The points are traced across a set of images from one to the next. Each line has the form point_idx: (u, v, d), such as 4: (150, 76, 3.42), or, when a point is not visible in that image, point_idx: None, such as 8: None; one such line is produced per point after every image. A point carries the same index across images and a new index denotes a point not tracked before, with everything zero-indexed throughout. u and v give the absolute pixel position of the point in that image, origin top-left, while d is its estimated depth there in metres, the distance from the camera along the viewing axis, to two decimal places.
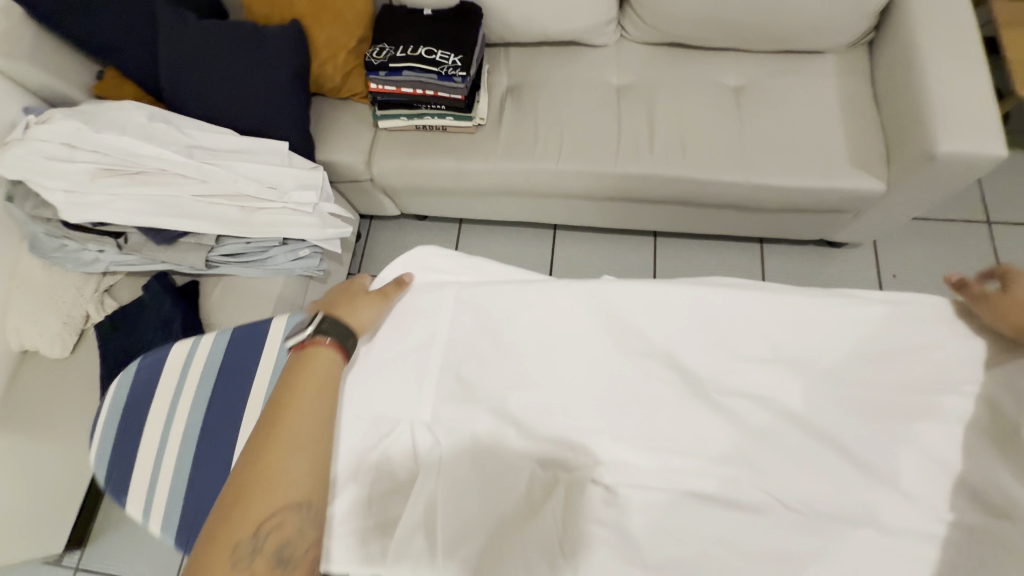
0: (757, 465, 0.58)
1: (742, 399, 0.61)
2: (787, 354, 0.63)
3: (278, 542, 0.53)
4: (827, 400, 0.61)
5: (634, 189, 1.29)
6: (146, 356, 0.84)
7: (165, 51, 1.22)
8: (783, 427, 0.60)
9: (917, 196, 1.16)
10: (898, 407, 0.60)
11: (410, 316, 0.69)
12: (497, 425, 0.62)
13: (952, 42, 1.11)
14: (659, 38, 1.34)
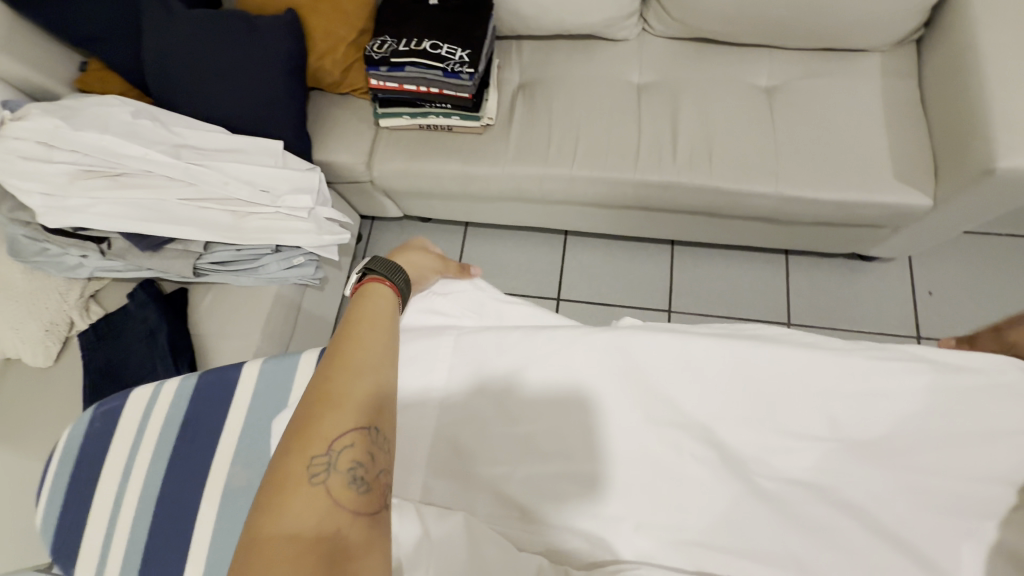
0: (809, 568, 0.52)
1: (794, 488, 0.56)
2: (843, 431, 0.56)
3: (353, 458, 0.48)
4: (893, 493, 0.54)
5: (655, 199, 1.19)
6: (98, 407, 0.86)
7: (150, 42, 1.14)
8: (840, 524, 0.54)
9: (968, 213, 1.06)
10: (969, 502, 0.54)
11: (404, 364, 0.66)
12: (501, 512, 0.58)
13: (1017, 42, 1.00)
14: (685, 33, 1.23)
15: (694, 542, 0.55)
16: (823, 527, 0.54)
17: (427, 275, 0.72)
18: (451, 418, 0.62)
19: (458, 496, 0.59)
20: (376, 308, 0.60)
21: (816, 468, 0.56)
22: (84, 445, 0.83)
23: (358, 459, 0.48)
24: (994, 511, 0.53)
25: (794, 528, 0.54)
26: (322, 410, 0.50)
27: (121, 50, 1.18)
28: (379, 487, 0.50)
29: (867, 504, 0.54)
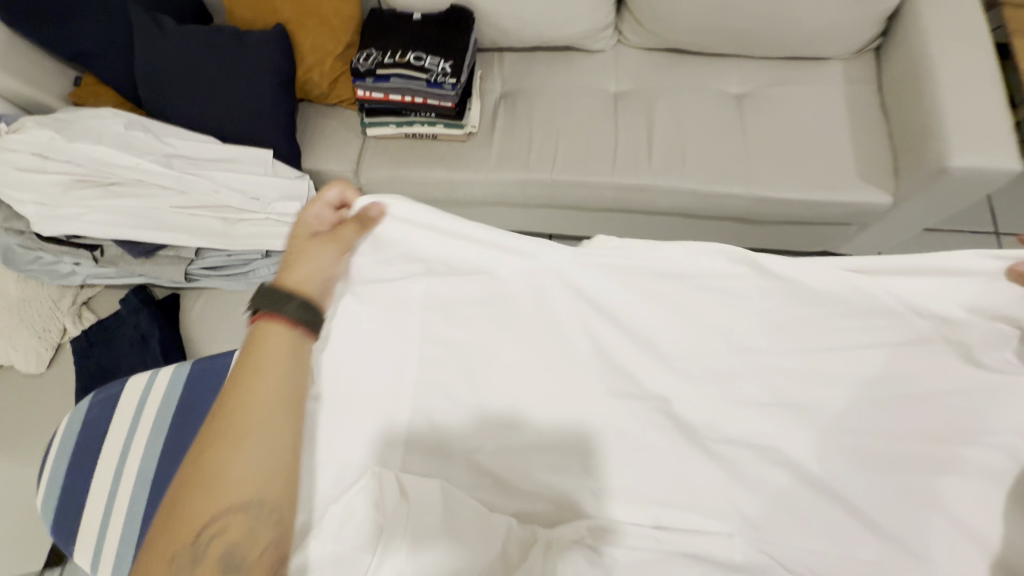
0: (749, 519, 0.65)
1: (743, 448, 0.65)
2: (787, 399, 0.63)
3: (225, 545, 0.46)
4: (825, 450, 0.64)
5: (632, 201, 1.24)
6: (96, 394, 0.88)
7: (143, 57, 1.18)
8: (775, 478, 0.65)
9: (927, 211, 1.11)
10: (901, 458, 0.61)
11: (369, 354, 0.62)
12: (477, 475, 0.66)
13: (965, 49, 1.06)
14: (657, 43, 1.30)
15: (653, 502, 0.66)
16: (760, 480, 0.65)
17: (335, 263, 0.58)
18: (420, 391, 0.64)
19: (437, 460, 0.65)
20: (270, 353, 0.53)
21: (765, 429, 0.64)
22: (78, 431, 0.85)
23: (231, 547, 0.46)
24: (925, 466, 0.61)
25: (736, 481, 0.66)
26: (194, 493, 0.47)
27: (114, 65, 1.22)
28: (265, 561, 0.49)
29: (804, 459, 0.64)
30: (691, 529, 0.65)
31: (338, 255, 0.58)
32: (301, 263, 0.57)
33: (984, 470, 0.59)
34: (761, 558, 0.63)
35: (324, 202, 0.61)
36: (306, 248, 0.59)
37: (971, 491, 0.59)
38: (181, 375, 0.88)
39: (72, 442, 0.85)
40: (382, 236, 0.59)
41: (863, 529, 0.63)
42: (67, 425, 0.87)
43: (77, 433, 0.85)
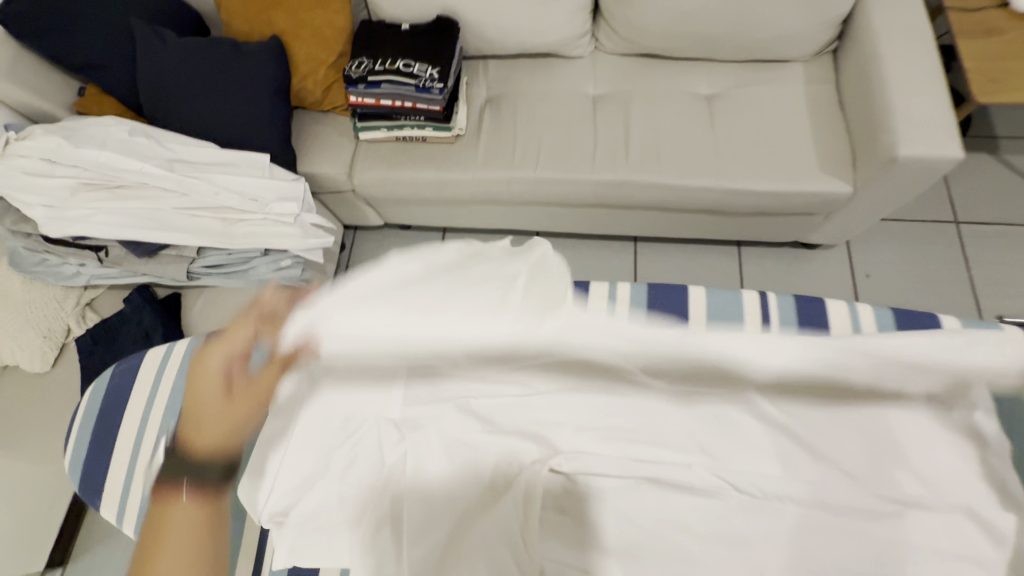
0: (714, 454, 0.61)
1: (728, 386, 0.64)
2: (738, 357, 0.65)
3: None
4: (817, 376, 0.63)
5: (611, 196, 1.32)
6: (118, 364, 0.82)
7: (145, 68, 1.25)
8: (761, 410, 0.63)
9: (884, 198, 1.20)
10: (863, 395, 0.63)
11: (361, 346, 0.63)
12: (463, 422, 0.64)
13: (912, 48, 1.15)
14: (632, 49, 1.38)
15: (623, 438, 0.63)
16: (745, 414, 0.63)
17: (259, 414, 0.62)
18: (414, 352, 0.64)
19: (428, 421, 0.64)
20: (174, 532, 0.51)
21: (760, 355, 0.64)
22: (95, 409, 0.80)
23: None
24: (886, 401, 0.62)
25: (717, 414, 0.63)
26: None
27: (117, 76, 1.28)
28: None
29: (795, 388, 0.63)
30: (670, 464, 0.61)
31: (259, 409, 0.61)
32: (211, 417, 0.58)
33: (930, 397, 0.62)
34: (719, 483, 0.59)
35: (236, 338, 0.61)
36: (226, 409, 0.59)
37: (930, 420, 0.61)
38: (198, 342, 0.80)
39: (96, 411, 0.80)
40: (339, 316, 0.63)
41: (851, 465, 0.59)
42: (89, 400, 0.82)
43: (96, 410, 0.80)
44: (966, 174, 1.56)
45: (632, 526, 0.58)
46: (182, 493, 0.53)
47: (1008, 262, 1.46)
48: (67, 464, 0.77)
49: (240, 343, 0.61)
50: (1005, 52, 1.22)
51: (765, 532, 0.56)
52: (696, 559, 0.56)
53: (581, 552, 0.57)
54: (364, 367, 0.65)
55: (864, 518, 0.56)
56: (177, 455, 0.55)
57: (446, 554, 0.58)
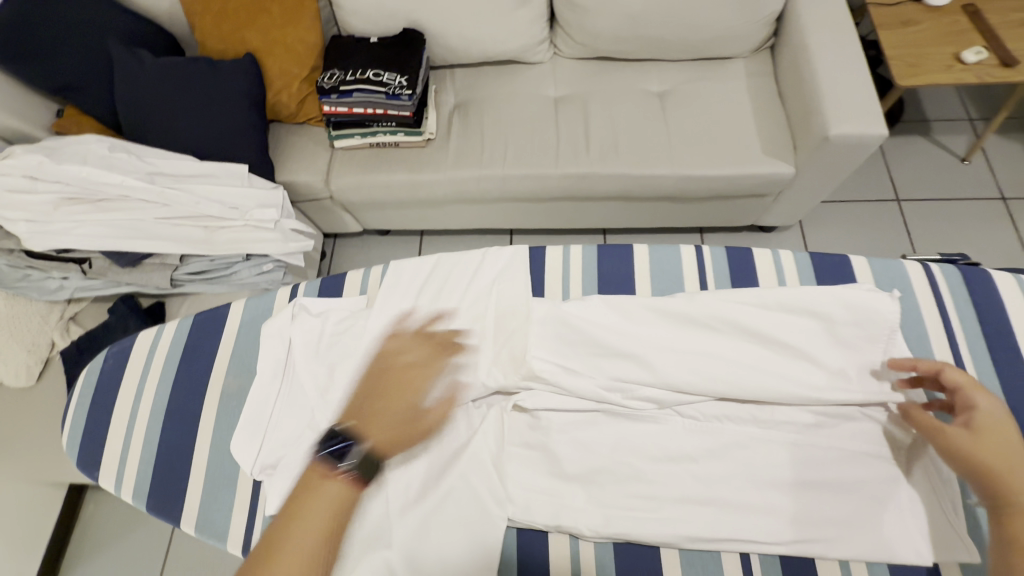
0: (667, 390, 0.66)
1: (694, 328, 0.69)
2: (671, 311, 0.70)
3: None
4: (775, 317, 0.68)
5: (576, 188, 1.40)
6: (111, 348, 0.85)
7: (124, 87, 1.30)
8: (725, 345, 0.67)
9: (824, 175, 1.31)
10: (795, 337, 0.67)
11: (342, 340, 0.74)
12: None
13: (837, 39, 1.26)
14: (588, 54, 1.48)
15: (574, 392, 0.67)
16: (713, 357, 0.67)
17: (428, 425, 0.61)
18: (393, 334, 0.74)
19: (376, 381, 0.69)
20: (321, 494, 0.53)
21: (701, 312, 0.69)
22: (88, 394, 0.83)
23: None
24: (817, 338, 0.67)
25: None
26: None
27: (98, 96, 1.33)
28: None
29: (758, 329, 0.67)
30: (628, 399, 0.67)
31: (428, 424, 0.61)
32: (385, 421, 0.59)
33: (858, 327, 0.66)
34: (659, 409, 0.67)
35: (413, 361, 0.64)
36: (402, 415, 0.60)
37: (859, 350, 0.66)
38: (185, 328, 0.84)
39: (89, 393, 0.83)
40: (331, 316, 0.77)
41: (783, 401, 0.65)
42: (83, 384, 0.84)
43: (89, 390, 0.83)
44: (904, 156, 1.69)
45: (590, 454, 0.66)
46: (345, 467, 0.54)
47: (946, 233, 1.58)
48: (64, 443, 0.80)
49: (413, 364, 0.63)
50: (920, 42, 1.35)
51: (698, 446, 0.65)
52: (650, 477, 0.64)
53: (540, 482, 0.66)
54: (333, 355, 0.73)
55: (785, 441, 0.65)
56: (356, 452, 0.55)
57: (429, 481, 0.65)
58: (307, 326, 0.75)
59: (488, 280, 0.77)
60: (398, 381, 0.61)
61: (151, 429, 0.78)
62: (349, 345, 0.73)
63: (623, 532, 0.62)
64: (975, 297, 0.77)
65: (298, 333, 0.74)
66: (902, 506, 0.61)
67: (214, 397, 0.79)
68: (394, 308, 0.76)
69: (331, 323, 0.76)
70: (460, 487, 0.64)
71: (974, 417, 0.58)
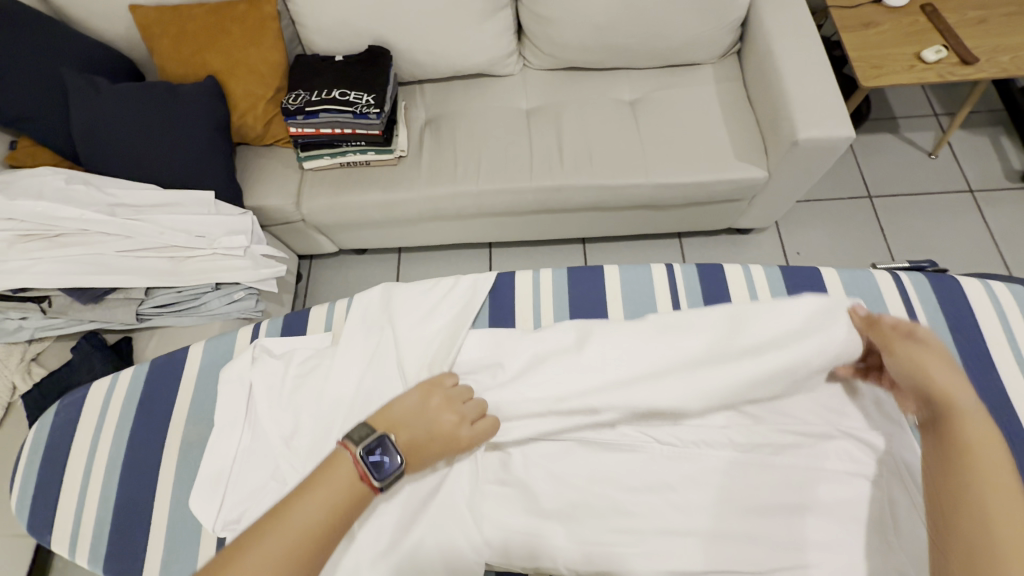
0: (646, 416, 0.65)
1: (663, 348, 0.69)
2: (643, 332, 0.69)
3: None
4: (746, 335, 0.68)
5: (552, 200, 1.39)
6: (66, 397, 0.82)
7: (78, 117, 1.25)
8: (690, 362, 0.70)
9: (797, 177, 1.31)
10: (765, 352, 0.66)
11: (305, 379, 0.72)
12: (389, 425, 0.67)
13: (801, 44, 1.27)
14: (557, 64, 1.48)
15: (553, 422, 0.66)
16: (689, 377, 0.66)
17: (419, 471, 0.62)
18: (358, 374, 0.72)
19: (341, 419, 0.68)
20: (335, 475, 0.53)
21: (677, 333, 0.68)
22: (43, 446, 0.79)
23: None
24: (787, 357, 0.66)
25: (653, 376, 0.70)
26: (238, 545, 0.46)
27: (52, 127, 1.28)
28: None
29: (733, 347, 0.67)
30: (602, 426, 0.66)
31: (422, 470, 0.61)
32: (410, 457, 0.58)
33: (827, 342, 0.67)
34: (637, 437, 0.67)
35: (462, 417, 0.63)
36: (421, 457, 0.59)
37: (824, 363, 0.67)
38: (143, 372, 0.81)
39: (46, 445, 0.79)
40: (294, 354, 0.76)
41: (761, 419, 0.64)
42: (35, 436, 0.81)
43: (43, 444, 0.79)
44: (873, 153, 1.71)
45: (568, 487, 0.64)
46: (377, 481, 0.54)
47: (917, 227, 1.60)
48: (16, 500, 0.76)
49: (461, 408, 0.64)
50: (882, 43, 1.37)
51: (681, 474, 0.65)
52: (630, 509, 0.63)
53: (517, 522, 0.63)
54: (295, 394, 0.71)
55: (761, 462, 0.64)
56: (391, 472, 0.55)
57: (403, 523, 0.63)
58: (268, 367, 0.74)
59: (445, 311, 0.77)
60: (440, 429, 0.61)
61: (111, 481, 0.74)
62: (312, 383, 0.72)
63: (606, 568, 0.60)
64: (944, 304, 0.78)
65: (257, 375, 0.73)
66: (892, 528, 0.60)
67: (178, 444, 0.75)
68: (357, 341, 0.75)
69: (294, 366, 0.74)
70: (439, 531, 0.62)
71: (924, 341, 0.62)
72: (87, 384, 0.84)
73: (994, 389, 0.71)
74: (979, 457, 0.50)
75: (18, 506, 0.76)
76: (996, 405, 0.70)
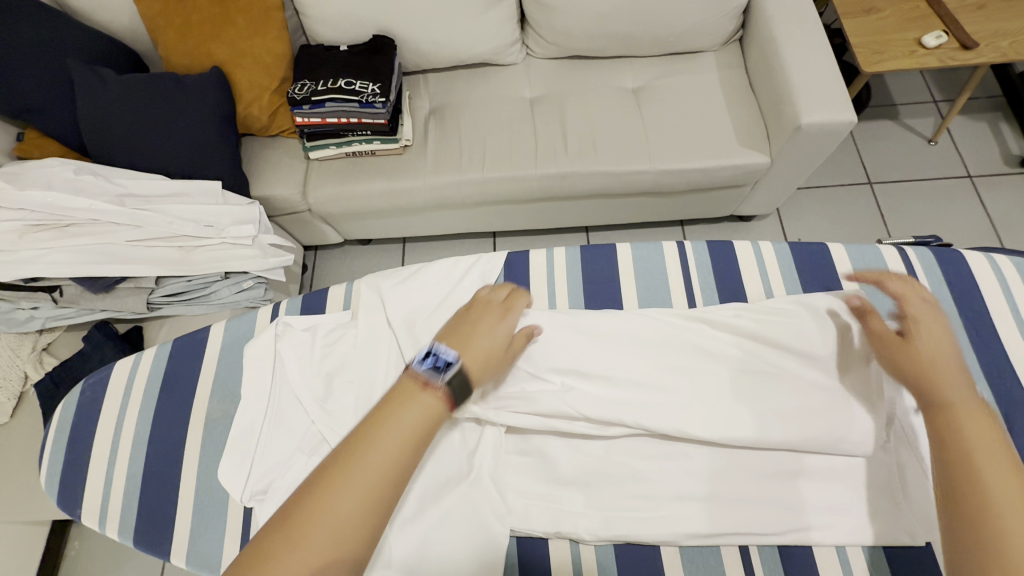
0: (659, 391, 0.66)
1: None
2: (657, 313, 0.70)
3: None
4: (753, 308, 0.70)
5: (558, 187, 1.40)
6: (89, 377, 0.83)
7: (85, 107, 1.26)
8: (698, 338, 0.73)
9: (801, 161, 1.33)
10: None
11: (330, 353, 0.74)
12: None
13: (802, 30, 1.28)
14: (561, 53, 1.49)
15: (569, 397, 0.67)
16: None
17: (496, 360, 0.62)
18: (379, 350, 0.74)
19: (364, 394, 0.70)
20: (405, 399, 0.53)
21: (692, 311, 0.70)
22: (65, 428, 0.80)
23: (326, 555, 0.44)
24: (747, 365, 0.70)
25: (666, 352, 0.72)
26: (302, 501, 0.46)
27: (58, 118, 1.28)
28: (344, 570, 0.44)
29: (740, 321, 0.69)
30: (619, 403, 0.67)
31: (500, 356, 0.62)
32: (473, 348, 0.59)
33: (798, 339, 0.71)
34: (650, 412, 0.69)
35: (489, 302, 0.66)
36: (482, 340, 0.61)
37: (805, 353, 0.70)
38: (163, 354, 0.83)
39: (68, 427, 0.80)
40: (320, 327, 0.78)
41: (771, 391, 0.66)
42: (58, 418, 0.82)
43: (65, 425, 0.81)
44: (874, 139, 1.73)
45: (586, 458, 0.67)
46: (439, 379, 0.54)
47: (918, 213, 1.61)
48: (41, 480, 0.78)
49: (486, 297, 0.67)
50: (883, 29, 1.38)
51: (691, 445, 0.67)
52: (646, 476, 0.66)
53: (537, 490, 0.67)
54: (321, 367, 0.74)
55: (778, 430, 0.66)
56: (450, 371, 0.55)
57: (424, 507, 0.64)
58: (292, 341, 0.76)
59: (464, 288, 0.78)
60: (479, 315, 0.64)
61: (135, 461, 0.76)
62: (338, 356, 0.74)
63: (622, 534, 0.64)
64: (949, 278, 0.80)
65: (282, 347, 0.75)
66: (895, 498, 0.64)
67: (197, 425, 0.77)
68: (378, 320, 0.76)
69: (320, 336, 0.76)
70: (461, 512, 0.64)
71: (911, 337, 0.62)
72: (107, 367, 0.85)
73: (996, 357, 0.73)
74: (983, 453, 0.50)
75: (43, 486, 0.78)
76: (999, 377, 0.72)
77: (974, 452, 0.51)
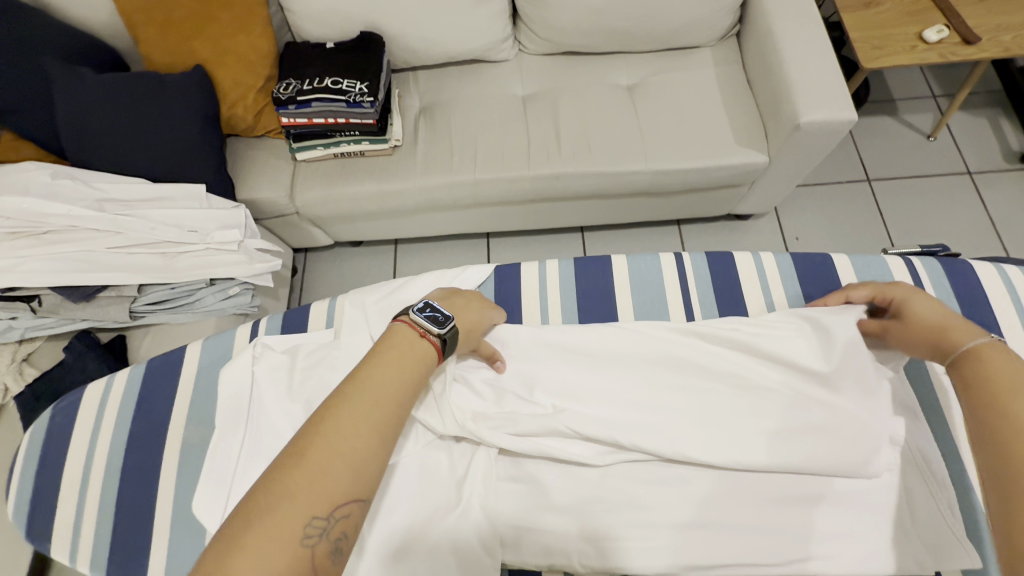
0: None
1: None
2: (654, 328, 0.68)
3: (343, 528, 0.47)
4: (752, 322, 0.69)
5: (552, 188, 1.36)
6: (61, 401, 0.80)
7: (61, 107, 1.20)
8: (695, 354, 0.71)
9: (799, 161, 1.30)
10: None
11: (313, 375, 0.72)
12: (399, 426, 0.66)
13: (800, 25, 1.25)
14: (555, 49, 1.45)
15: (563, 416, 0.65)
16: None
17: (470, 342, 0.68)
18: None
19: None
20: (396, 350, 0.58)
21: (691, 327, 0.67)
22: (41, 450, 0.77)
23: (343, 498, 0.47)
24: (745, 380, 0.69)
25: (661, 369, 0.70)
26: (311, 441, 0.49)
27: (34, 120, 1.24)
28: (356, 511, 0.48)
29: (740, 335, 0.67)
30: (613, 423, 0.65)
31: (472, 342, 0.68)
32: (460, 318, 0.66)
33: (797, 355, 0.69)
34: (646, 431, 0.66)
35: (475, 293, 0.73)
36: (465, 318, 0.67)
37: (806, 368, 0.68)
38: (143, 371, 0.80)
39: (45, 448, 0.77)
40: (302, 349, 0.75)
41: None
42: (33, 439, 0.79)
43: (42, 446, 0.78)
44: (873, 136, 1.70)
45: (581, 482, 0.65)
46: (436, 329, 0.61)
47: (917, 211, 1.59)
48: (15, 505, 0.74)
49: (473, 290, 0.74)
50: (882, 22, 1.35)
51: (689, 466, 0.65)
52: (644, 501, 0.64)
53: (530, 516, 0.64)
54: (303, 389, 0.71)
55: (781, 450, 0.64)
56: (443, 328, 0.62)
57: (414, 539, 0.62)
58: (271, 364, 0.73)
59: None
60: (465, 298, 0.70)
61: (114, 483, 0.73)
62: (320, 376, 0.71)
63: (618, 562, 0.61)
64: (953, 287, 0.78)
65: (259, 371, 0.72)
66: (905, 525, 0.62)
67: (179, 446, 0.74)
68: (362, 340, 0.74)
69: (302, 358, 0.74)
70: (453, 544, 0.62)
71: (905, 311, 0.67)
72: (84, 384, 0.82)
73: None
74: (1011, 394, 0.54)
75: (18, 510, 0.75)
76: None
77: (1002, 396, 0.54)
